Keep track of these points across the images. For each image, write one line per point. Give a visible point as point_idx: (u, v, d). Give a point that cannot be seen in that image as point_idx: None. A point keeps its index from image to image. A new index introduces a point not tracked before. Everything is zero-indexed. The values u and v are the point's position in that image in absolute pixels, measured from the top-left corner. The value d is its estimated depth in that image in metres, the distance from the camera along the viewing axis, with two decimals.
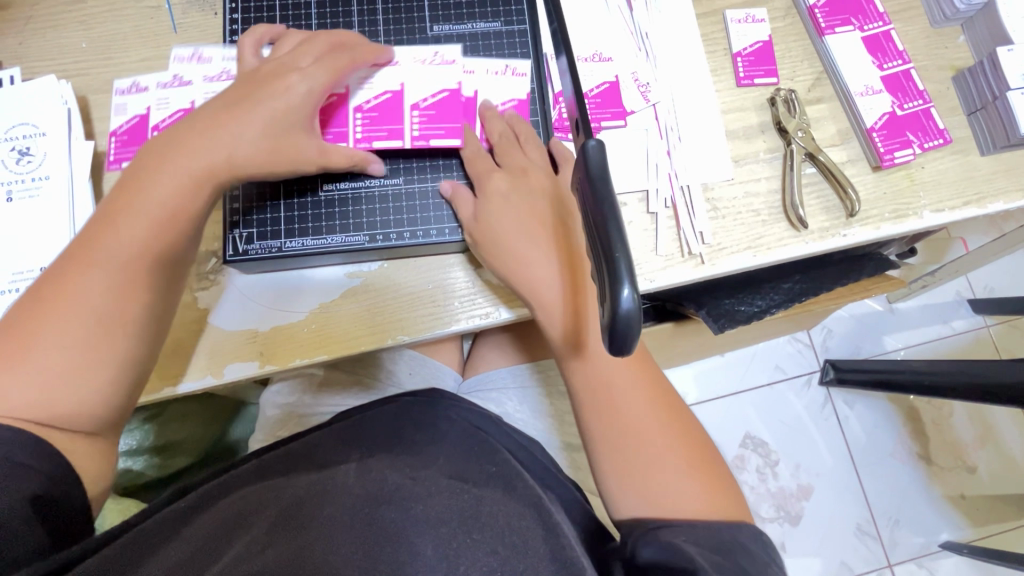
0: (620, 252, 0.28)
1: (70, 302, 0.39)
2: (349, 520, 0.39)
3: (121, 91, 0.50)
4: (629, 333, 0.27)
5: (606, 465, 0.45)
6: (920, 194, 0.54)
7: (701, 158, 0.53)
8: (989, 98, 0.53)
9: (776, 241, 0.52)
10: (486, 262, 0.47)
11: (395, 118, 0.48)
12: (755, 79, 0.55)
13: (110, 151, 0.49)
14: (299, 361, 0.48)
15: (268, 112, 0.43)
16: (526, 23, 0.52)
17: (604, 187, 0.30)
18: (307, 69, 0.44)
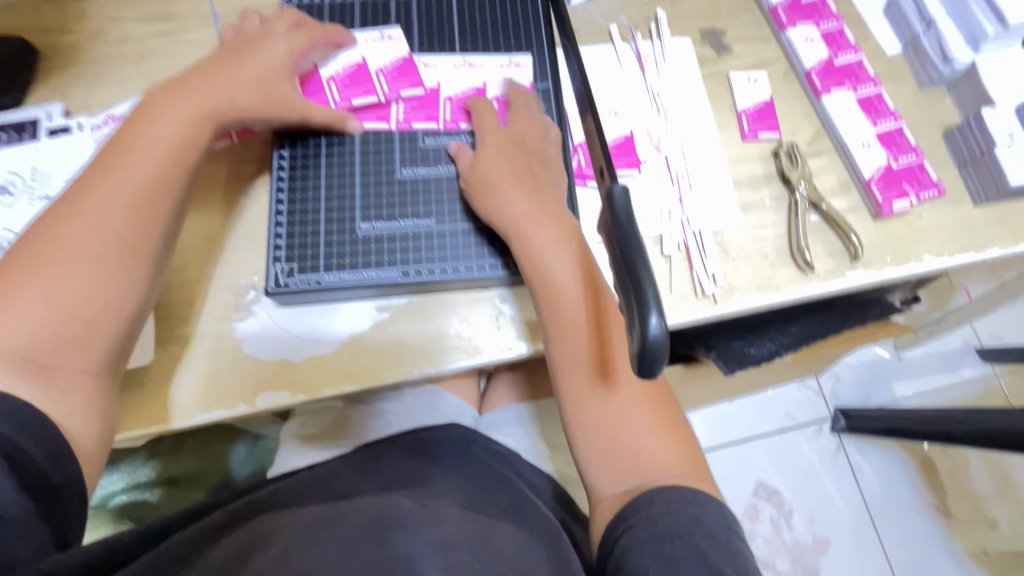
0: (647, 283, 0.30)
1: (80, 222, 0.43)
2: (359, 531, 0.40)
3: (95, 125, 0.55)
4: (657, 357, 0.29)
5: (593, 433, 0.47)
6: (920, 241, 0.57)
7: (711, 205, 0.57)
8: (978, 152, 0.57)
9: (784, 283, 0.55)
10: (476, 202, 0.51)
11: (365, 79, 0.54)
12: (759, 133, 0.60)
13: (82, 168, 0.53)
14: (328, 391, 0.50)
15: (252, 75, 0.50)
16: (548, 83, 0.58)
17: (630, 226, 0.33)
18: (284, 34, 0.52)
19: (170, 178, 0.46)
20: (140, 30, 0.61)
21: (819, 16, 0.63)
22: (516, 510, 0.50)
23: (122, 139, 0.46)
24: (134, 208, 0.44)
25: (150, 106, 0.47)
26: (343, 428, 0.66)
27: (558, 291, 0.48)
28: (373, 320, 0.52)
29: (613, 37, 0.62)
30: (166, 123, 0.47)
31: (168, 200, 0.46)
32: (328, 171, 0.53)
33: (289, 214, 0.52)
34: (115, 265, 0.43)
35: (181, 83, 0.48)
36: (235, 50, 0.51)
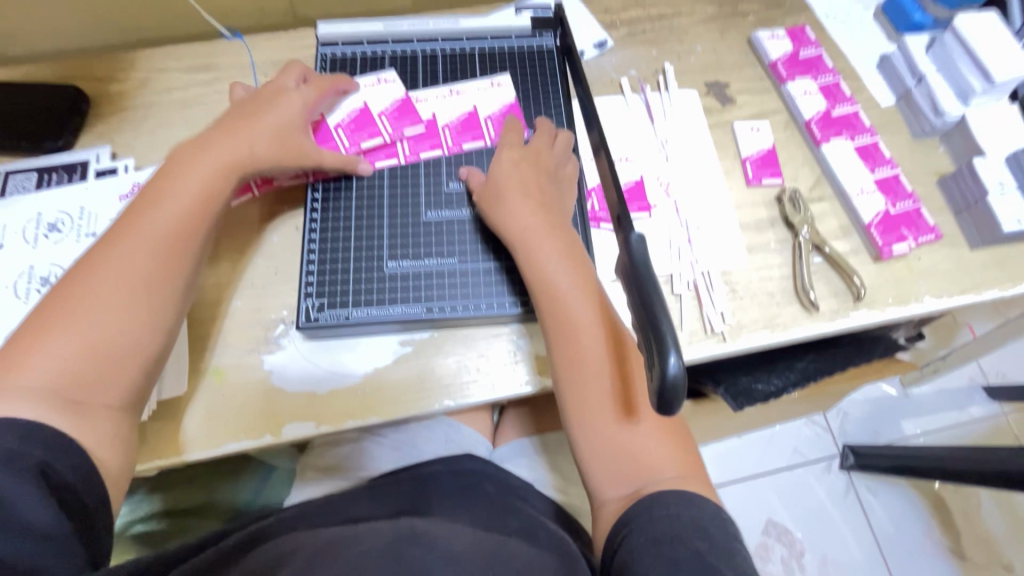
0: (666, 326, 0.33)
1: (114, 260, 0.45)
2: (371, 555, 0.40)
3: (122, 194, 0.57)
4: (676, 396, 0.32)
5: (594, 439, 0.47)
6: (920, 283, 0.59)
7: (718, 246, 0.59)
8: (972, 200, 0.60)
9: (791, 322, 0.57)
10: (488, 212, 0.54)
11: (370, 123, 0.58)
12: (763, 179, 0.63)
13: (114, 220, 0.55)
14: (351, 422, 0.52)
15: (273, 126, 0.53)
16: (562, 110, 0.62)
17: (647, 271, 0.36)
18: (296, 88, 0.56)
19: (196, 226, 0.48)
20: (184, 80, 0.65)
21: (816, 71, 0.68)
22: (525, 529, 0.51)
23: (152, 189, 0.48)
24: (160, 254, 0.46)
25: (178, 160, 0.50)
26: (359, 459, 0.67)
27: (575, 314, 0.49)
28: (395, 354, 0.54)
29: (623, 89, 0.66)
30: (194, 176, 0.49)
31: (190, 245, 0.48)
32: (359, 212, 0.56)
33: (320, 251, 0.55)
34: (147, 298, 0.45)
35: (211, 137, 0.51)
36: (255, 104, 0.54)
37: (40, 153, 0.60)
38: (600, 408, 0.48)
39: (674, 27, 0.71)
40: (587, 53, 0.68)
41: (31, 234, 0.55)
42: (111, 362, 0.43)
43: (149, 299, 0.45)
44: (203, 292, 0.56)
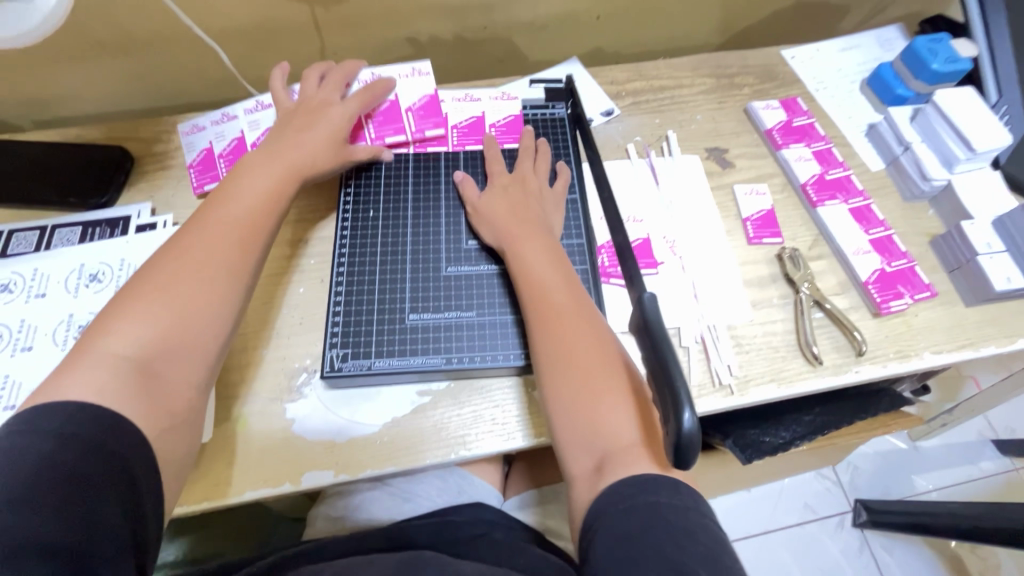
0: (680, 383, 0.35)
1: (185, 254, 0.48)
2: None
3: (187, 133, 0.68)
4: (691, 450, 0.33)
5: (567, 423, 0.47)
6: (919, 338, 0.61)
7: (723, 301, 0.62)
8: (963, 259, 0.64)
9: (796, 375, 0.59)
10: (478, 225, 0.60)
11: (397, 119, 0.65)
12: (763, 239, 0.66)
13: (194, 181, 0.66)
14: (369, 472, 0.53)
15: (326, 139, 0.59)
16: (570, 154, 0.68)
17: (659, 329, 0.38)
18: (341, 103, 0.62)
19: (266, 218, 0.53)
20: None
21: (808, 138, 0.73)
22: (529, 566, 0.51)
23: (225, 192, 0.53)
24: (239, 241, 0.50)
25: (246, 168, 0.56)
26: (369, 509, 0.67)
27: (569, 334, 0.50)
28: (412, 405, 0.56)
29: (630, 154, 0.71)
30: (263, 181, 0.54)
31: (261, 236, 0.52)
32: (381, 262, 0.60)
33: (346, 301, 0.58)
34: (219, 281, 0.48)
35: (276, 149, 0.57)
36: (309, 117, 0.60)
37: (84, 208, 0.64)
38: (571, 382, 0.48)
39: (676, 97, 0.77)
40: (595, 121, 0.74)
41: (72, 284, 0.58)
42: (187, 344, 0.45)
43: (227, 280, 0.48)
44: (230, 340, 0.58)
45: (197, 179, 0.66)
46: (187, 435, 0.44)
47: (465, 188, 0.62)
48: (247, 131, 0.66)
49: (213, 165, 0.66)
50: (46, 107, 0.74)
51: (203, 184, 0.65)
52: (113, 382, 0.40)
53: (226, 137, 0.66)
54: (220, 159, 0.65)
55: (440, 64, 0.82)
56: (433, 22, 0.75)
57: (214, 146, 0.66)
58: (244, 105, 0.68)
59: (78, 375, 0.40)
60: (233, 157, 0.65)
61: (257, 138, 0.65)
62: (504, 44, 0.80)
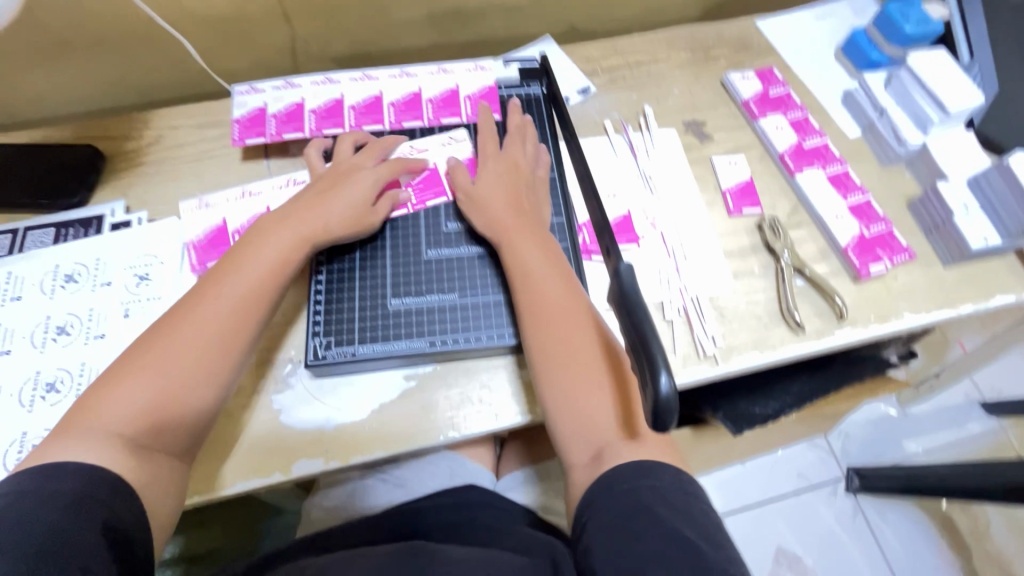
0: (655, 348, 0.35)
1: (185, 324, 0.48)
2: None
3: (194, 212, 0.61)
4: (669, 413, 0.33)
5: (564, 417, 0.48)
6: (899, 300, 0.62)
7: (705, 272, 0.63)
8: (939, 221, 0.64)
9: (778, 342, 0.59)
10: (468, 210, 0.59)
11: (438, 182, 0.63)
12: (743, 209, 0.66)
13: (193, 258, 0.59)
14: (358, 457, 0.53)
15: (347, 207, 0.56)
16: (545, 123, 0.68)
17: (635, 297, 0.39)
18: (371, 168, 0.60)
19: (272, 288, 0.52)
20: (197, 135, 0.69)
21: (785, 107, 0.73)
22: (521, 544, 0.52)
23: (235, 260, 0.52)
24: (232, 322, 0.49)
25: (259, 233, 0.54)
26: (364, 497, 0.68)
27: (562, 332, 0.51)
28: (400, 389, 0.56)
29: (607, 130, 0.71)
30: (274, 247, 0.53)
31: (262, 311, 0.51)
32: (363, 258, 0.59)
33: (327, 291, 0.57)
34: (211, 355, 0.48)
35: (286, 216, 0.55)
36: (337, 181, 0.58)
37: (58, 209, 0.63)
38: (568, 378, 0.49)
39: (651, 73, 0.76)
40: (572, 99, 0.73)
41: (47, 286, 0.57)
42: (172, 420, 0.46)
43: (220, 357, 0.48)
44: None
45: (202, 258, 0.59)
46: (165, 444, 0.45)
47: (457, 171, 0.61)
48: (274, 205, 0.62)
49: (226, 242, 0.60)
50: (12, 110, 0.73)
51: (209, 262, 0.59)
52: (109, 451, 0.42)
53: (246, 212, 0.61)
54: (236, 234, 0.60)
55: (413, 47, 0.81)
56: (402, 5, 0.73)
57: (231, 223, 0.60)
58: (271, 183, 0.64)
59: (80, 443, 0.42)
60: None
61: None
62: (477, 25, 0.79)
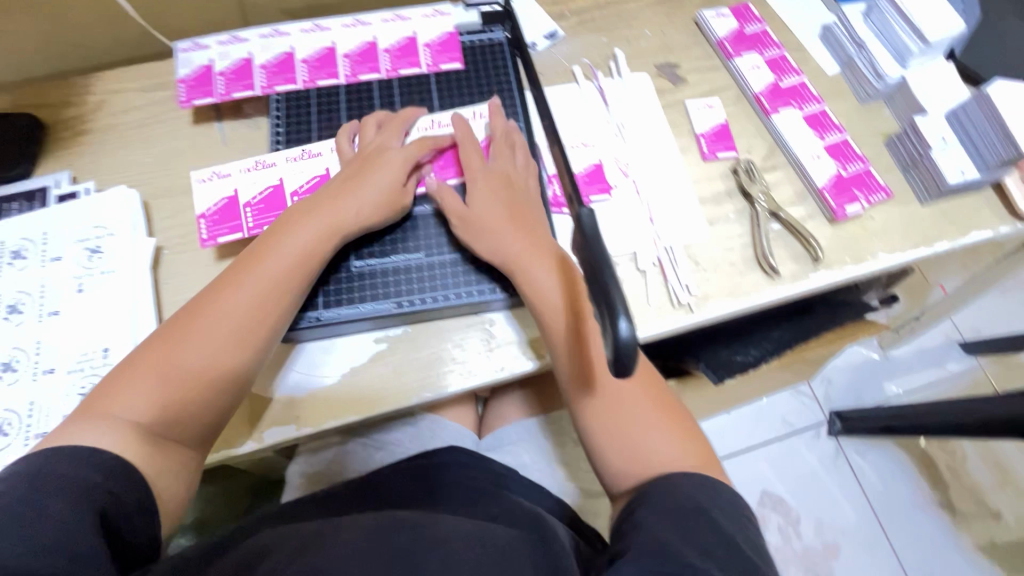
0: (615, 294, 0.34)
1: (206, 315, 0.48)
2: (365, 549, 0.41)
3: (203, 180, 0.58)
4: (630, 358, 0.33)
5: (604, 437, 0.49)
6: (874, 240, 0.61)
7: (679, 221, 0.61)
8: (917, 157, 0.63)
9: (753, 288, 0.58)
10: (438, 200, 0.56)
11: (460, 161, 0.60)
12: (718, 153, 0.65)
13: (203, 231, 0.56)
14: (331, 422, 0.53)
15: (377, 194, 0.54)
16: (510, 73, 0.65)
17: (596, 241, 0.37)
18: (399, 148, 0.57)
19: (294, 280, 0.50)
20: (143, 99, 0.66)
21: (761, 45, 0.70)
22: (507, 514, 0.53)
23: (259, 252, 0.51)
24: (252, 317, 0.49)
25: (285, 223, 0.52)
26: (346, 463, 0.68)
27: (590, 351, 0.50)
28: (371, 353, 0.55)
29: (576, 76, 0.68)
30: (299, 237, 0.51)
31: (284, 303, 0.50)
32: (360, 251, 0.57)
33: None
34: (230, 346, 0.47)
35: (313, 207, 0.53)
36: (363, 167, 0.56)
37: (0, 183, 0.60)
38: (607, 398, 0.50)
39: (621, 13, 0.72)
40: (538, 44, 0.69)
41: None
42: (188, 412, 0.46)
43: (238, 347, 0.48)
44: (173, 307, 0.56)
45: (213, 231, 0.56)
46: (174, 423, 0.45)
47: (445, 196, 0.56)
48: (288, 179, 0.59)
49: (237, 215, 0.57)
50: None
51: (221, 235, 0.56)
52: (122, 437, 0.42)
53: (257, 184, 0.58)
54: (246, 208, 0.57)
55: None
56: None
57: (242, 196, 0.57)
58: (283, 151, 0.60)
59: (93, 429, 0.42)
60: (268, 209, 0.57)
61: (300, 189, 0.58)
62: None
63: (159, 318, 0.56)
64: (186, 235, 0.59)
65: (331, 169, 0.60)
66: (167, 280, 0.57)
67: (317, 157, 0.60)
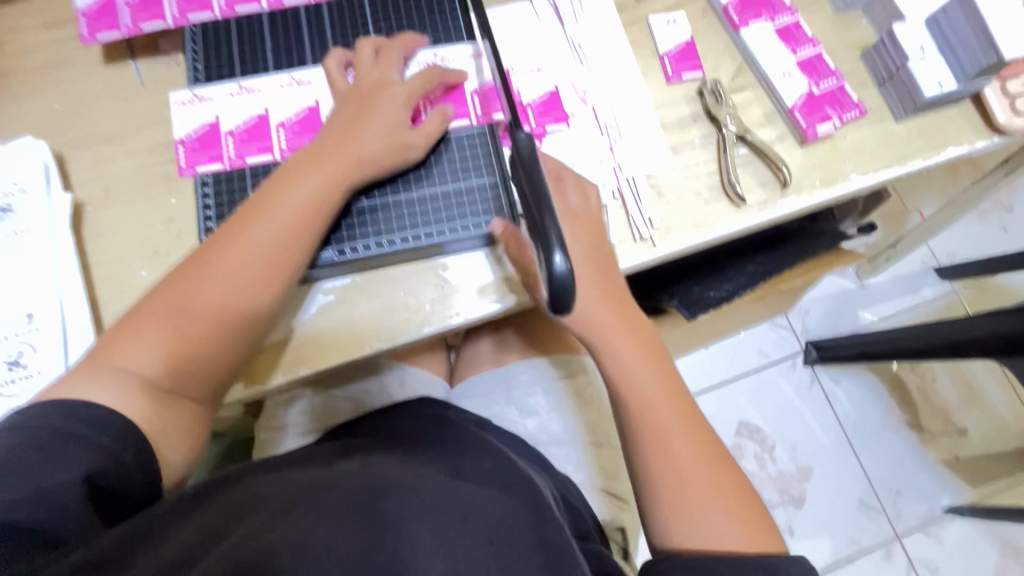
0: (550, 224, 0.32)
1: (211, 272, 0.46)
2: (349, 508, 0.40)
3: (183, 102, 0.55)
4: (565, 293, 0.32)
5: (660, 491, 0.47)
6: (846, 161, 0.58)
7: (640, 150, 0.57)
8: (893, 69, 0.59)
9: (719, 218, 0.56)
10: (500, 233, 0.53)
11: (460, 101, 0.57)
12: (682, 75, 0.60)
13: (181, 158, 0.54)
14: (281, 378, 0.52)
15: (381, 138, 0.50)
16: None
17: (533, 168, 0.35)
18: (401, 83, 0.53)
19: (299, 239, 0.48)
20: (43, 38, 0.59)
21: None
22: (495, 470, 0.53)
23: (264, 206, 0.48)
24: (258, 275, 0.47)
25: (290, 171, 0.49)
26: (313, 417, 0.66)
27: (659, 415, 0.48)
28: (316, 303, 0.53)
29: None
30: (302, 193, 0.48)
31: (291, 262, 0.48)
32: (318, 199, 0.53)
33: (216, 198, 0.53)
34: (237, 305, 0.47)
35: (318, 154, 0.49)
36: (363, 106, 0.51)
37: None
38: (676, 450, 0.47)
39: None
40: None
41: None
42: (197, 367, 0.46)
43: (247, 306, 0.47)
44: (101, 266, 0.52)
45: (191, 158, 0.54)
46: (177, 377, 0.46)
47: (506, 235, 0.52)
48: (274, 109, 0.56)
49: (217, 144, 0.54)
50: None
51: (200, 164, 0.54)
52: (124, 392, 0.43)
53: (240, 112, 0.55)
54: (227, 137, 0.55)
55: None
56: None
57: (224, 123, 0.55)
58: (271, 76, 0.56)
59: (100, 381, 0.43)
60: (252, 139, 0.54)
61: (287, 121, 0.55)
62: None
63: (87, 278, 0.52)
64: (108, 189, 0.54)
65: (322, 101, 0.56)
66: (92, 238, 0.53)
67: (306, 87, 0.56)
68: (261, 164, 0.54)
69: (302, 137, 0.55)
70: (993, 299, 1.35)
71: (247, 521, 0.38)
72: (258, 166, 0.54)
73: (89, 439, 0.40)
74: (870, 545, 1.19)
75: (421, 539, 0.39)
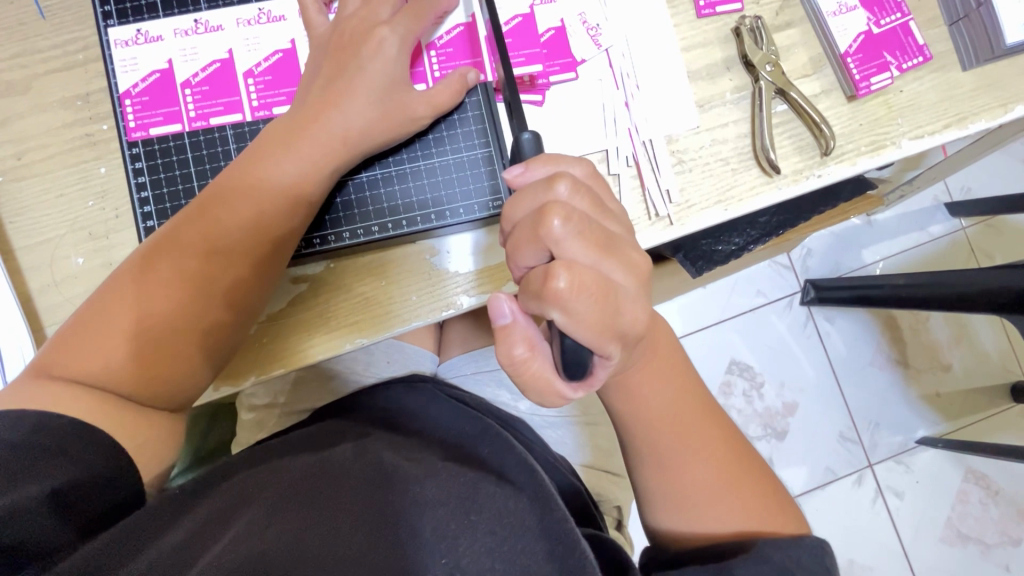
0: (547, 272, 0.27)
1: (180, 265, 0.39)
2: (351, 499, 0.35)
3: (125, 42, 0.45)
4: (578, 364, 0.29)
5: (673, 491, 0.44)
6: (899, 120, 0.49)
7: (663, 107, 0.48)
8: (973, 5, 0.49)
9: (747, 191, 0.48)
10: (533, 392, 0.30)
11: (472, 49, 0.47)
12: (716, 7, 0.49)
13: (128, 116, 0.45)
14: (251, 379, 0.46)
15: (368, 98, 0.41)
16: None
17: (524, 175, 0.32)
18: (391, 22, 0.42)
19: (283, 223, 0.41)
20: None
21: None
22: (494, 455, 0.46)
23: (236, 187, 0.40)
24: (237, 266, 0.40)
25: (263, 147, 0.41)
26: (296, 394, 0.62)
27: (680, 420, 0.44)
28: (285, 296, 0.46)
29: None
30: (284, 171, 0.40)
31: (275, 249, 0.41)
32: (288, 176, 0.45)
33: (149, 160, 0.44)
34: (214, 301, 0.40)
35: (295, 126, 0.41)
36: (341, 61, 0.41)
37: None
38: (699, 454, 0.44)
39: None
40: None
41: None
42: (169, 376, 0.39)
43: (224, 301, 0.40)
44: (26, 250, 0.44)
45: (142, 116, 0.45)
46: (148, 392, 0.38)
47: (504, 338, 0.29)
48: (238, 52, 0.45)
49: (173, 98, 0.45)
50: None
51: (152, 123, 0.45)
52: (87, 405, 0.36)
53: (199, 57, 0.45)
54: (185, 90, 0.45)
55: None
56: None
57: (179, 71, 0.45)
58: (232, 6, 0.45)
59: (51, 395, 0.35)
60: (214, 92, 0.45)
61: (256, 68, 0.45)
62: None
63: (12, 266, 0.44)
64: (22, 154, 0.45)
65: (298, 41, 0.46)
66: (11, 217, 0.45)
67: (279, 23, 0.45)
68: (228, 124, 0.45)
69: (275, 90, 0.45)
70: (1000, 239, 1.31)
71: (245, 518, 0.33)
72: (225, 127, 0.45)
73: (55, 450, 0.32)
74: (845, 474, 1.25)
75: (426, 531, 0.34)
